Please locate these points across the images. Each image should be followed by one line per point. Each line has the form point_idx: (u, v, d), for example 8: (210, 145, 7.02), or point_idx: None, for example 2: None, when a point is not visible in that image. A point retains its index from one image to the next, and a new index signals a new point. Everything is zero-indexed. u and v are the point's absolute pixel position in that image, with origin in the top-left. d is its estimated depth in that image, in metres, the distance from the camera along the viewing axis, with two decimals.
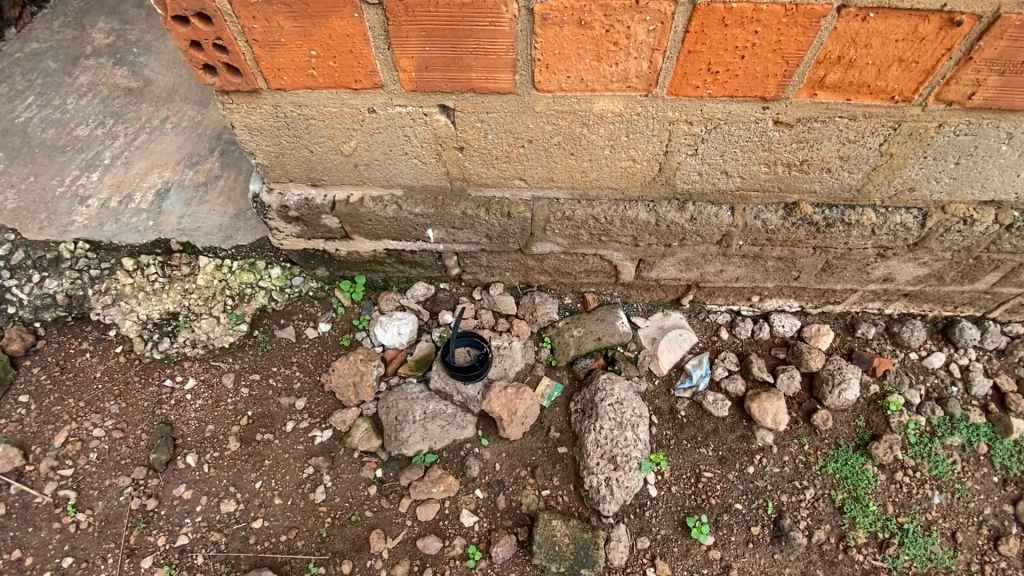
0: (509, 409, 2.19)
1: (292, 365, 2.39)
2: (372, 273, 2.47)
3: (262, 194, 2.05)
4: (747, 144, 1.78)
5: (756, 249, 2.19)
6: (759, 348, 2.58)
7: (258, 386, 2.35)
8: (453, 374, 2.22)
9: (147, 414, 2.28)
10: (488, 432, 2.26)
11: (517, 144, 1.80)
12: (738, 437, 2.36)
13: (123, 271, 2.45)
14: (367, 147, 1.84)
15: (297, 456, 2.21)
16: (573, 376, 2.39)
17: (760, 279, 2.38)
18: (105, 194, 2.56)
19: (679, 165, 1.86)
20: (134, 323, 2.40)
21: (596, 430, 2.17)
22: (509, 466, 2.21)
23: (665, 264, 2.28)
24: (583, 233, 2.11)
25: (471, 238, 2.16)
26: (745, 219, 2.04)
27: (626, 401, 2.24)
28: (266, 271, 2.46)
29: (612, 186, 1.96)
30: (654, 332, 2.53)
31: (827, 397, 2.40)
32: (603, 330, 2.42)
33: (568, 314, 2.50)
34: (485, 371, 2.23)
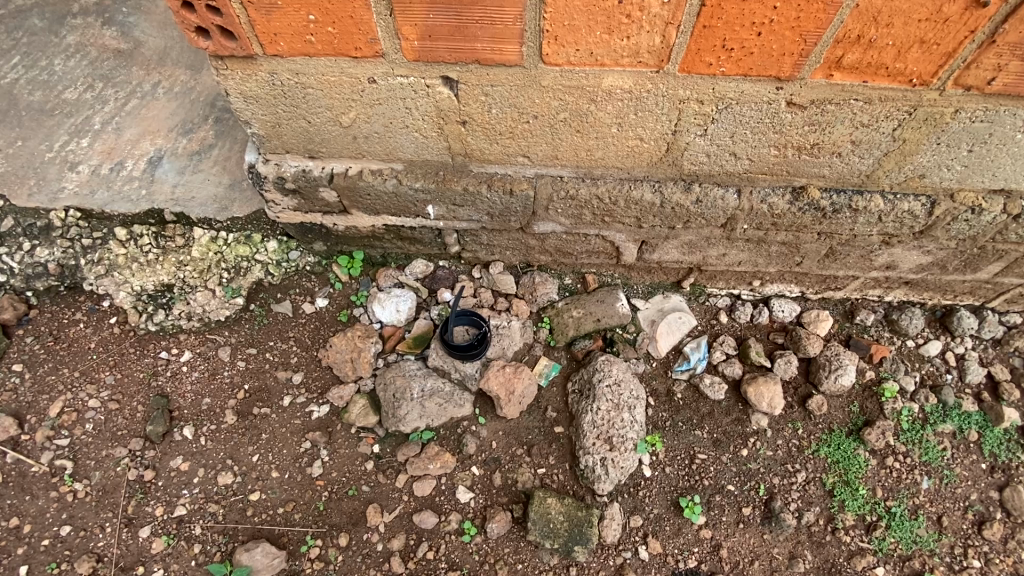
0: (508, 388, 2.19)
1: (289, 339, 2.37)
2: (370, 249, 2.43)
3: (258, 165, 1.99)
4: (758, 125, 1.73)
5: (761, 234, 2.15)
6: (758, 332, 2.58)
7: (255, 359, 2.34)
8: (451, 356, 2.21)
9: (143, 385, 2.27)
10: (485, 411, 2.26)
11: (522, 119, 1.74)
12: (733, 420, 2.38)
13: (116, 241, 2.39)
14: (367, 118, 1.78)
15: (294, 430, 2.22)
16: (571, 357, 2.38)
17: (763, 264, 2.36)
18: (96, 160, 2.49)
19: (688, 145, 1.81)
20: (129, 293, 2.37)
21: (593, 411, 2.17)
22: (506, 445, 2.22)
23: (668, 246, 2.25)
24: (586, 212, 2.06)
25: (472, 215, 2.12)
26: (751, 202, 2.00)
27: (624, 383, 2.23)
28: (263, 244, 2.41)
29: (618, 164, 1.91)
30: (654, 314, 2.52)
31: (824, 382, 2.40)
32: (603, 311, 2.41)
33: (568, 294, 2.48)
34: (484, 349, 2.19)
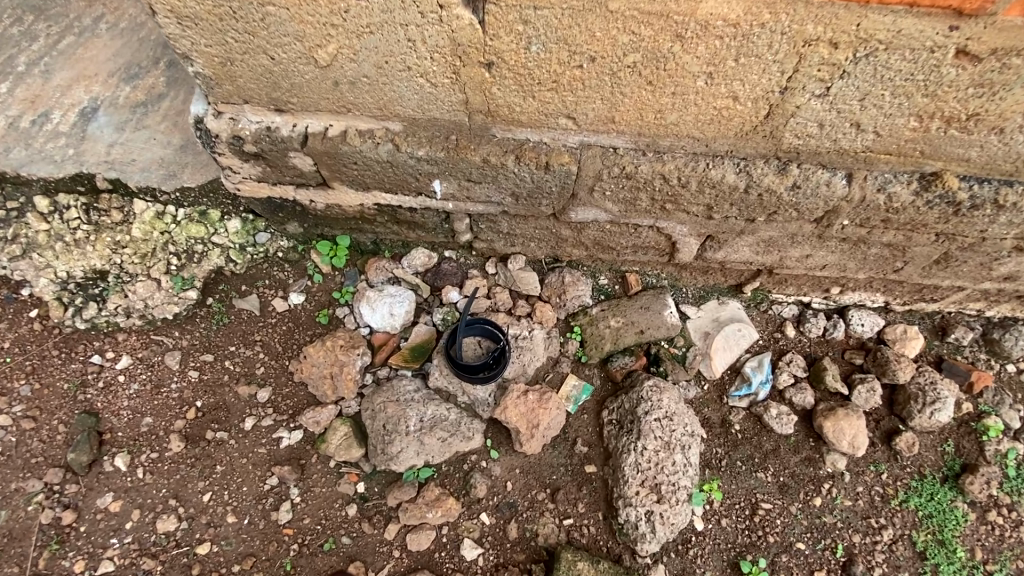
0: (530, 420, 1.73)
1: (255, 345, 1.90)
2: (359, 234, 1.92)
3: (208, 119, 1.48)
4: (903, 85, 1.24)
5: (863, 232, 1.67)
6: (831, 350, 2.12)
7: (211, 369, 1.87)
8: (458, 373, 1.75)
9: (68, 400, 1.79)
10: (499, 443, 1.80)
11: (572, 63, 1.24)
12: (803, 459, 1.93)
13: (36, 214, 1.88)
14: (353, 54, 1.26)
15: (257, 462, 1.76)
16: (607, 377, 1.92)
17: (852, 269, 1.88)
18: (14, 110, 1.96)
19: (798, 108, 1.32)
20: (52, 281, 1.87)
21: (637, 452, 1.70)
22: (524, 487, 1.77)
23: (739, 243, 1.76)
24: (643, 196, 1.55)
25: (491, 195, 1.60)
26: (864, 191, 1.51)
27: (677, 416, 1.75)
28: (222, 223, 1.88)
29: (694, 134, 1.40)
30: (707, 325, 2.04)
31: (915, 417, 1.95)
32: (647, 321, 1.93)
33: (603, 297, 1.99)
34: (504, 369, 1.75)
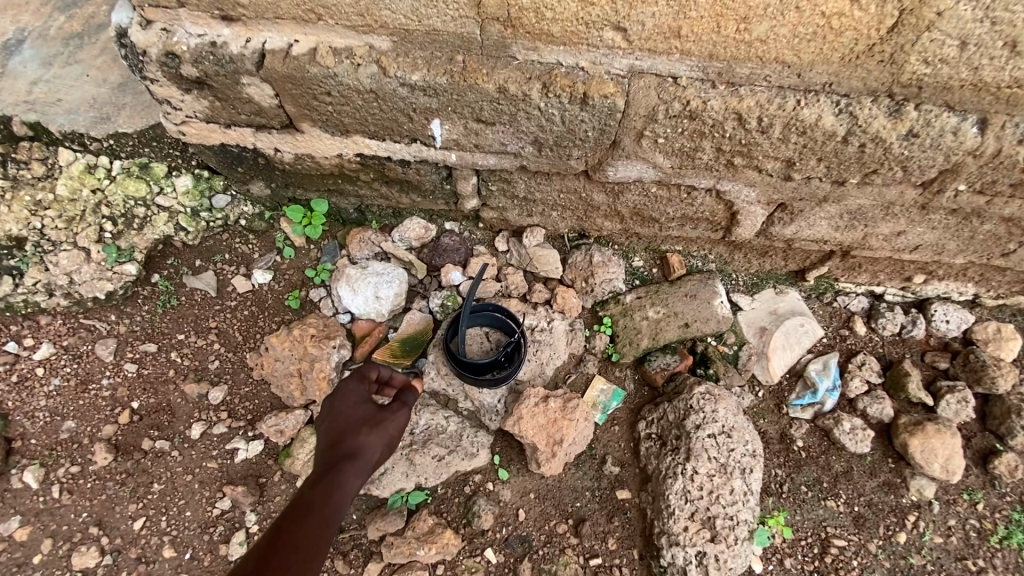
0: (549, 433, 1.36)
1: (209, 333, 1.54)
2: (339, 199, 1.55)
3: (132, 30, 1.11)
4: None
5: (981, 201, 1.30)
6: (909, 352, 1.75)
7: (153, 362, 1.50)
8: (463, 371, 1.39)
9: None
10: (510, 460, 1.44)
11: None
12: (881, 485, 1.57)
13: None
14: None
15: (206, 481, 1.40)
16: (642, 380, 1.56)
17: (950, 252, 1.51)
18: None
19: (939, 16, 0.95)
20: None
21: (686, 477, 1.34)
22: (540, 516, 1.41)
23: (818, 215, 1.39)
24: (706, 146, 1.19)
25: (506, 143, 1.23)
26: (1001, 142, 1.14)
27: (736, 432, 1.39)
28: (170, 181, 1.51)
29: (787, 56, 1.04)
30: (763, 319, 1.69)
31: (1019, 435, 1.59)
32: (693, 313, 1.57)
33: (638, 283, 1.63)
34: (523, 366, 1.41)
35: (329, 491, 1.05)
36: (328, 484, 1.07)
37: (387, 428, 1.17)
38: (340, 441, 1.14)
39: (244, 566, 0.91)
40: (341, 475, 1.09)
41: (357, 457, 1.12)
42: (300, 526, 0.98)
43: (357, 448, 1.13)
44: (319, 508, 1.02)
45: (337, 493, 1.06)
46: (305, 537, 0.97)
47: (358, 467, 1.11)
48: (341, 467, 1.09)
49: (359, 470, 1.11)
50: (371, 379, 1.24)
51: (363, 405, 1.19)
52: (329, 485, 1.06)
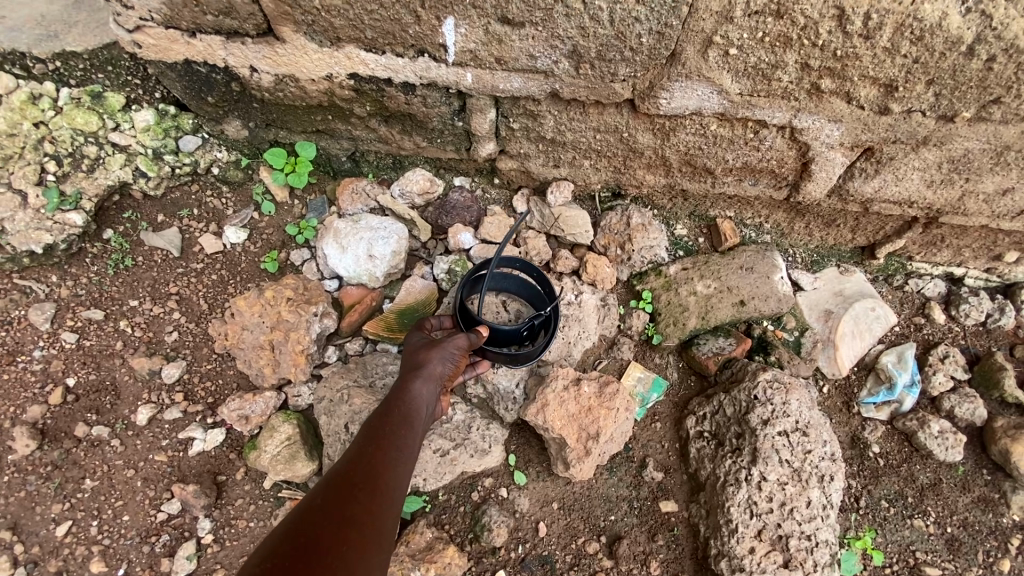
0: (580, 427, 1.10)
1: (168, 300, 1.28)
2: (329, 143, 1.30)
3: None
4: None
5: None
6: (997, 345, 1.49)
7: (97, 332, 1.24)
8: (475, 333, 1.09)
9: None
10: (528, 461, 1.18)
11: None
12: (977, 502, 1.29)
13: None
14: None
15: (151, 477, 1.14)
16: (688, 369, 1.29)
17: None
18: None
19: None
20: None
21: (752, 484, 1.07)
22: (565, 532, 1.14)
23: (911, 163, 1.14)
24: (791, 60, 0.94)
25: (535, 56, 0.99)
26: None
27: (812, 430, 1.11)
28: (128, 115, 1.27)
29: None
30: (828, 301, 1.42)
31: None
32: (749, 288, 1.31)
33: (682, 254, 1.37)
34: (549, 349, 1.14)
35: (401, 406, 0.91)
36: (397, 405, 0.92)
37: (454, 339, 1.00)
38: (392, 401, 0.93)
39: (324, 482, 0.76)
40: (407, 392, 0.94)
41: (422, 369, 0.97)
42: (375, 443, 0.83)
43: (421, 362, 0.97)
44: (395, 424, 0.88)
45: (409, 405, 0.92)
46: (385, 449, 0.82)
47: (427, 380, 0.95)
48: (406, 385, 0.95)
49: (430, 382, 0.96)
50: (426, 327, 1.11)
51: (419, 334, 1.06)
52: (401, 402, 0.92)
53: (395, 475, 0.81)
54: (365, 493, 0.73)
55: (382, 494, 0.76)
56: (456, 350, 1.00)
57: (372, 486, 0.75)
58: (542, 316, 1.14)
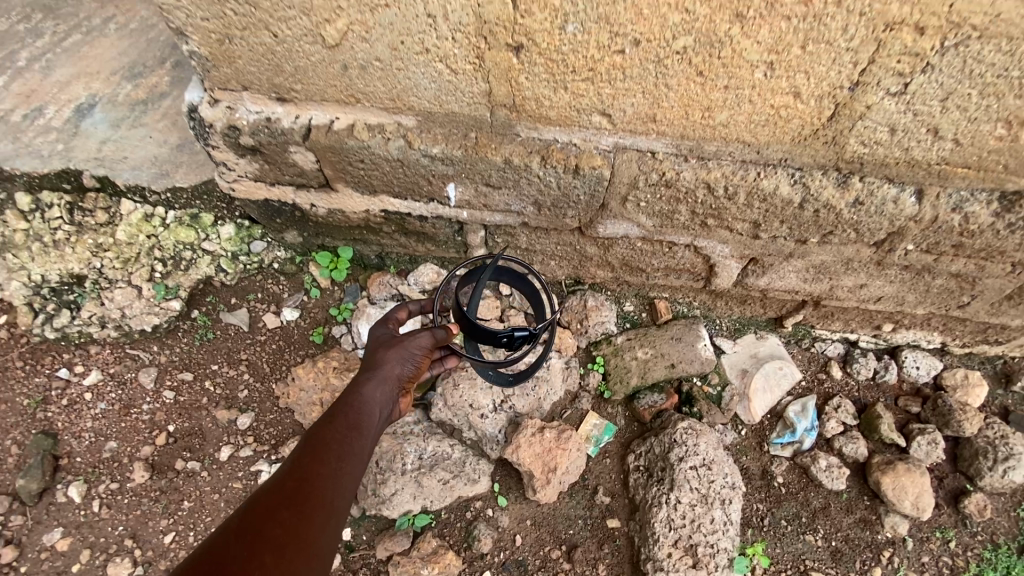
0: (545, 463, 1.50)
1: (239, 364, 1.71)
2: (362, 247, 1.75)
3: (202, 107, 1.33)
4: (996, 82, 1.07)
5: (930, 259, 1.47)
6: (883, 396, 1.88)
7: (188, 390, 1.67)
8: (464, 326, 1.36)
9: (25, 418, 1.61)
10: (508, 488, 1.57)
11: (612, 47, 1.07)
12: (858, 521, 1.67)
13: (15, 211, 1.73)
14: (367, 30, 1.10)
15: (230, 499, 1.56)
16: (632, 417, 1.69)
17: (911, 303, 1.68)
18: (8, 103, 1.89)
19: (868, 109, 1.15)
20: (23, 284, 1.70)
21: (670, 506, 1.47)
22: (536, 542, 1.53)
23: (786, 268, 1.57)
24: (683, 209, 1.39)
25: (510, 204, 1.44)
26: (937, 211, 1.32)
27: (715, 465, 1.53)
28: (215, 229, 1.73)
29: (746, 137, 1.23)
30: (745, 362, 1.83)
31: (985, 476, 1.70)
32: (679, 354, 1.73)
33: (629, 326, 1.79)
34: (533, 367, 1.51)
35: (356, 408, 1.17)
36: (347, 411, 1.17)
37: (414, 338, 1.27)
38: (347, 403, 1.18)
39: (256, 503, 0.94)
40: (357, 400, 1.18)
41: (380, 373, 1.23)
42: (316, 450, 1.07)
43: (373, 369, 1.23)
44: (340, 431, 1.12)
45: (364, 409, 1.18)
46: (333, 451, 1.08)
47: (376, 385, 1.20)
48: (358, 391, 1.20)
49: (384, 386, 1.21)
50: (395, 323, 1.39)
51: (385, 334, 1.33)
52: (351, 409, 1.17)
53: (326, 476, 1.03)
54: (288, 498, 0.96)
55: (308, 493, 0.99)
56: (419, 350, 1.26)
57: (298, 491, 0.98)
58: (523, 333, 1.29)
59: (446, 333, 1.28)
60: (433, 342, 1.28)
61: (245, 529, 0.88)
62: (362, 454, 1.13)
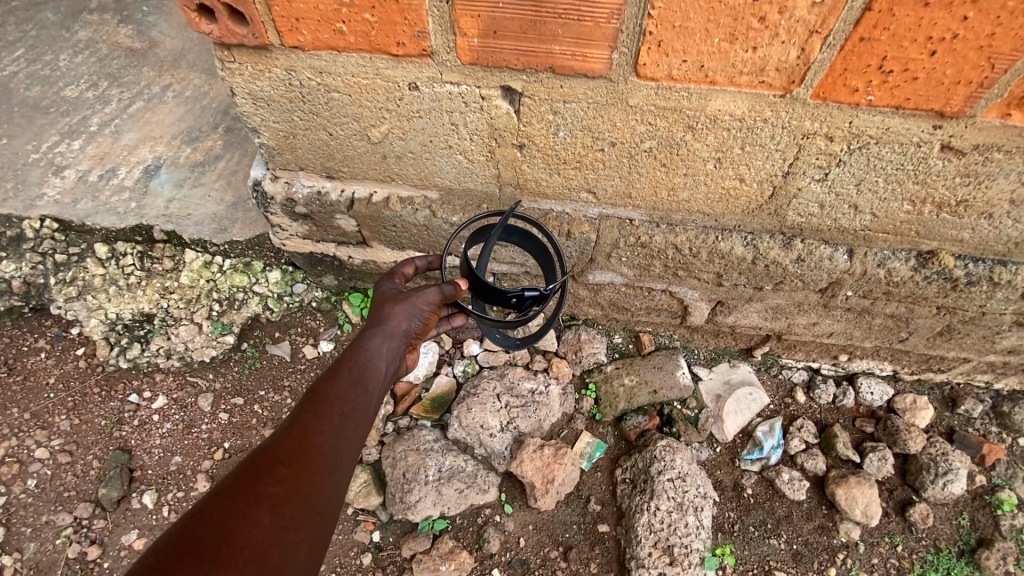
0: (545, 475, 1.77)
1: (283, 390, 2.00)
2: None
3: (265, 183, 1.63)
4: (896, 173, 1.36)
5: (866, 303, 1.76)
6: (842, 418, 2.15)
7: (240, 412, 1.96)
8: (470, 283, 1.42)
9: (103, 436, 1.91)
10: (513, 497, 1.84)
11: (594, 146, 1.37)
12: (817, 527, 1.93)
13: (94, 259, 2.05)
14: (403, 133, 1.41)
15: None
16: (620, 436, 1.96)
17: (859, 338, 1.95)
18: (85, 165, 2.21)
19: (799, 191, 1.44)
20: (101, 322, 2.01)
21: (651, 512, 1.73)
22: (537, 544, 1.79)
23: (748, 308, 1.85)
24: (656, 264, 1.68)
25: (515, 256, 1.77)
26: (865, 266, 1.61)
27: (689, 478, 1.80)
28: (264, 274, 2.06)
29: (705, 210, 1.53)
30: (719, 387, 2.10)
31: (928, 488, 1.96)
32: (660, 381, 2.00)
33: (618, 356, 2.08)
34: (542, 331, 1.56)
35: (359, 362, 1.25)
36: (349, 365, 1.25)
37: (425, 291, 1.35)
38: (351, 355, 1.27)
39: (259, 454, 1.03)
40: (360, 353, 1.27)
41: (385, 327, 1.32)
42: (319, 405, 1.14)
43: (380, 321, 1.32)
44: (344, 383, 1.21)
45: (367, 363, 1.26)
46: (337, 406, 1.16)
47: (382, 335, 1.31)
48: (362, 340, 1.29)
49: (390, 340, 1.31)
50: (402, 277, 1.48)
51: (392, 289, 1.41)
52: (354, 361, 1.25)
53: (327, 433, 1.10)
54: (288, 460, 1.02)
55: (307, 454, 1.05)
56: (426, 306, 1.36)
57: (301, 451, 1.05)
58: (534, 291, 1.32)
59: (453, 289, 1.37)
60: (442, 297, 1.37)
61: (243, 480, 0.97)
62: (364, 407, 1.21)
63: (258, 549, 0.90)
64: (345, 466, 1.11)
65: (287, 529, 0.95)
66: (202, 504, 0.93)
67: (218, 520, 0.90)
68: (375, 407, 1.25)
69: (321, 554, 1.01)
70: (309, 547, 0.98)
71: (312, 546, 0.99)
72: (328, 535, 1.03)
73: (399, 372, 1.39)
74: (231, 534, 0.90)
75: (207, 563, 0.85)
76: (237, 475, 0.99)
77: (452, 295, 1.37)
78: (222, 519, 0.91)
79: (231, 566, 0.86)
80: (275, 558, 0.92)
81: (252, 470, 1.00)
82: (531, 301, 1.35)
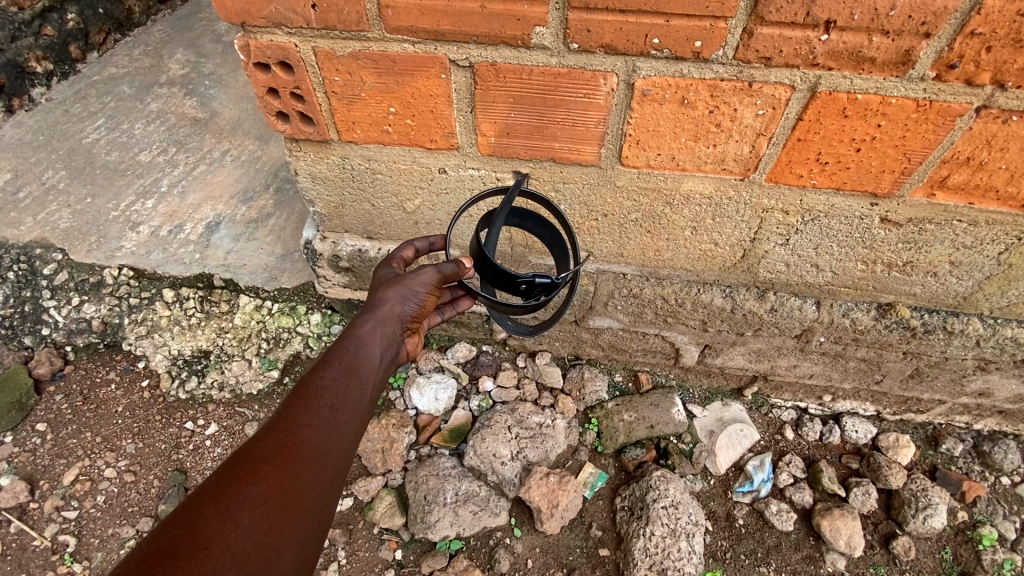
0: (550, 500, 1.97)
1: None
2: None
3: (315, 242, 1.94)
4: (846, 239, 1.61)
5: (839, 348, 1.96)
6: (829, 454, 2.30)
7: None
8: (478, 264, 1.46)
9: (163, 458, 2.17)
10: (522, 521, 2.04)
11: (589, 216, 1.66)
12: (804, 557, 2.07)
13: (162, 302, 2.38)
14: (432, 205, 1.71)
15: None
16: (620, 466, 2.16)
17: (838, 379, 2.14)
18: (158, 221, 2.54)
19: (766, 253, 1.69)
20: (165, 357, 2.33)
21: (646, 536, 1.92)
22: (543, 565, 1.98)
23: (733, 352, 2.07)
24: (648, 311, 1.93)
25: None
26: (832, 316, 1.83)
27: (682, 506, 1.98)
28: (306, 316, 2.37)
29: (687, 266, 1.79)
30: (712, 424, 2.29)
31: (910, 521, 2.09)
32: (657, 417, 2.20)
33: (618, 393, 2.31)
34: (556, 316, 1.60)
35: (351, 354, 1.40)
36: (342, 356, 1.39)
37: (423, 273, 1.48)
38: (344, 345, 1.41)
39: (245, 452, 1.16)
40: (353, 344, 1.42)
41: (377, 315, 1.46)
42: (309, 396, 1.29)
43: (375, 309, 1.47)
44: (336, 374, 1.35)
45: (357, 355, 1.41)
46: (327, 398, 1.30)
47: (374, 323, 1.45)
48: (355, 330, 1.44)
49: (384, 326, 1.47)
50: (401, 261, 1.60)
51: (388, 274, 1.55)
52: (348, 353, 1.40)
53: (314, 424, 1.24)
54: (274, 454, 1.16)
55: (292, 446, 1.19)
56: (420, 288, 1.49)
57: (287, 443, 1.19)
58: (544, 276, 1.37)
59: (455, 269, 1.47)
60: (442, 278, 1.47)
61: (230, 474, 1.11)
62: (354, 396, 1.35)
63: (239, 545, 1.03)
64: (331, 457, 1.24)
65: (269, 525, 1.08)
66: (187, 504, 1.05)
67: (197, 522, 1.02)
68: (366, 394, 1.39)
69: (309, 542, 1.15)
70: (296, 538, 1.12)
71: (297, 535, 1.13)
72: (314, 525, 1.17)
73: (394, 356, 1.54)
74: (211, 532, 1.02)
75: (184, 565, 0.97)
76: (225, 470, 1.12)
77: (453, 274, 1.47)
78: (203, 518, 1.03)
79: (209, 562, 0.99)
80: (257, 550, 1.05)
81: (236, 468, 1.13)
82: (542, 288, 1.41)
